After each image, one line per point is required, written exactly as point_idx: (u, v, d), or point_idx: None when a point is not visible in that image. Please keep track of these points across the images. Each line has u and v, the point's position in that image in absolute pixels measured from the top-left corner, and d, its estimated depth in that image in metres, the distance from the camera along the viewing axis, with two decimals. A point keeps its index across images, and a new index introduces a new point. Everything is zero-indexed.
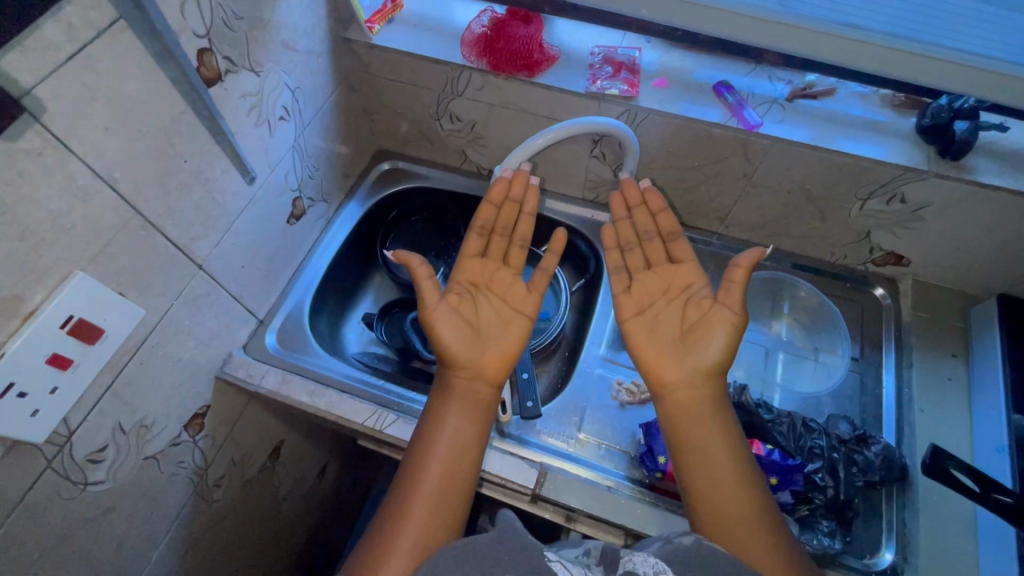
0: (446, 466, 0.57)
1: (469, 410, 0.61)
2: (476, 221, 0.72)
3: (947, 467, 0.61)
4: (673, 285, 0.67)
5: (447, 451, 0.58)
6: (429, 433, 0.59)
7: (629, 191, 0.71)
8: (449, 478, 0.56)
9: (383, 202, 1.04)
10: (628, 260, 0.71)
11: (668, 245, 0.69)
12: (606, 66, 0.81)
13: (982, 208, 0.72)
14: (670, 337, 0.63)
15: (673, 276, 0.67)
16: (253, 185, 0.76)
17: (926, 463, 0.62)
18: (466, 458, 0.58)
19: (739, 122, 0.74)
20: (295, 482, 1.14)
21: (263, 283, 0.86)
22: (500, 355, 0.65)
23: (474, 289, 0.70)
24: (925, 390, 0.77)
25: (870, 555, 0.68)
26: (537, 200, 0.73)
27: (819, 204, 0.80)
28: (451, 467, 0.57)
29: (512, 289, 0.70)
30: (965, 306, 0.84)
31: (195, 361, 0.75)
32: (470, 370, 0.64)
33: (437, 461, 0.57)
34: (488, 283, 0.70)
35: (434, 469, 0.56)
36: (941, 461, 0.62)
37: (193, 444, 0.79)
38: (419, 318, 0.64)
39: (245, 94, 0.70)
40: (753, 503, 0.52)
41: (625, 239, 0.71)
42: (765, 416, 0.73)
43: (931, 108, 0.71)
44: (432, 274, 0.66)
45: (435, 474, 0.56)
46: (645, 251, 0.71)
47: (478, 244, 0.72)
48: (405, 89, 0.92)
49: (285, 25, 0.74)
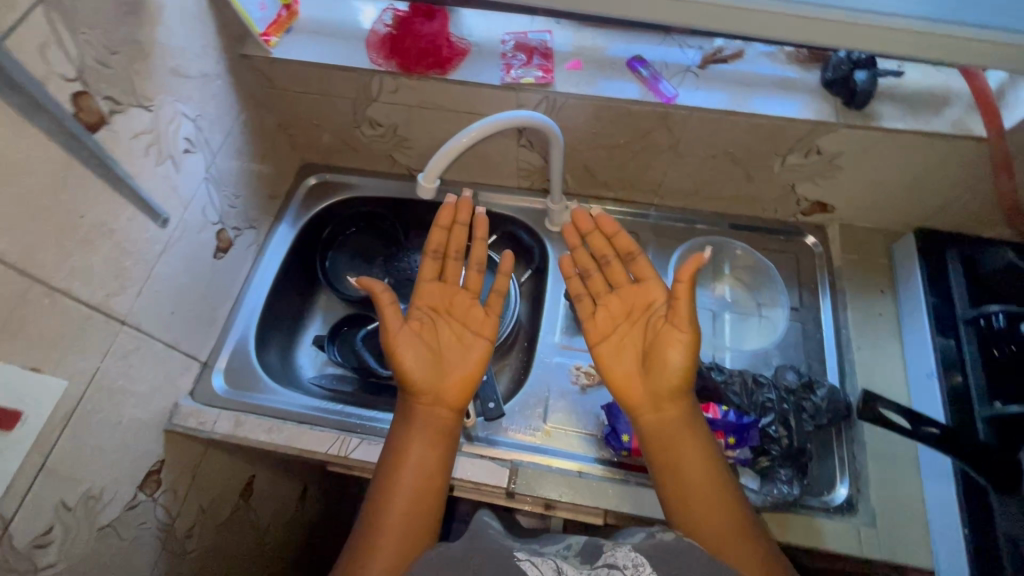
0: (415, 495, 0.58)
1: (432, 438, 0.61)
2: (428, 244, 0.69)
3: (878, 408, 0.65)
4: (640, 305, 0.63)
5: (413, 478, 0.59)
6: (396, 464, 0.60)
7: (580, 220, 0.68)
8: (416, 507, 0.57)
9: (315, 219, 0.99)
10: (590, 287, 0.66)
11: (630, 265, 0.65)
12: (519, 54, 0.79)
13: (891, 151, 0.75)
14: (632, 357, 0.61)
15: (634, 296, 0.63)
16: (167, 226, 0.72)
17: (860, 409, 0.66)
18: (432, 487, 0.59)
19: (657, 96, 0.75)
20: (276, 512, 1.11)
21: (199, 324, 0.82)
22: (462, 381, 0.64)
23: (435, 315, 0.68)
24: (860, 329, 0.82)
25: (827, 492, 0.72)
26: (487, 226, 0.70)
27: (743, 165, 0.82)
28: (417, 495, 0.58)
29: (472, 314, 0.68)
30: (888, 243, 0.88)
31: (138, 420, 0.72)
32: (433, 398, 0.63)
33: (405, 490, 0.58)
34: (448, 309, 0.69)
35: (400, 499, 0.57)
36: (873, 404, 0.65)
37: (153, 503, 0.76)
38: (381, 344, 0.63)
39: (138, 133, 0.65)
40: (722, 502, 0.53)
41: (583, 265, 0.67)
42: (718, 378, 0.76)
43: (831, 62, 0.74)
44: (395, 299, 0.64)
45: (403, 505, 0.57)
46: (605, 274, 0.66)
47: (434, 266, 0.69)
48: (317, 100, 0.87)
49: (171, 52, 0.69)
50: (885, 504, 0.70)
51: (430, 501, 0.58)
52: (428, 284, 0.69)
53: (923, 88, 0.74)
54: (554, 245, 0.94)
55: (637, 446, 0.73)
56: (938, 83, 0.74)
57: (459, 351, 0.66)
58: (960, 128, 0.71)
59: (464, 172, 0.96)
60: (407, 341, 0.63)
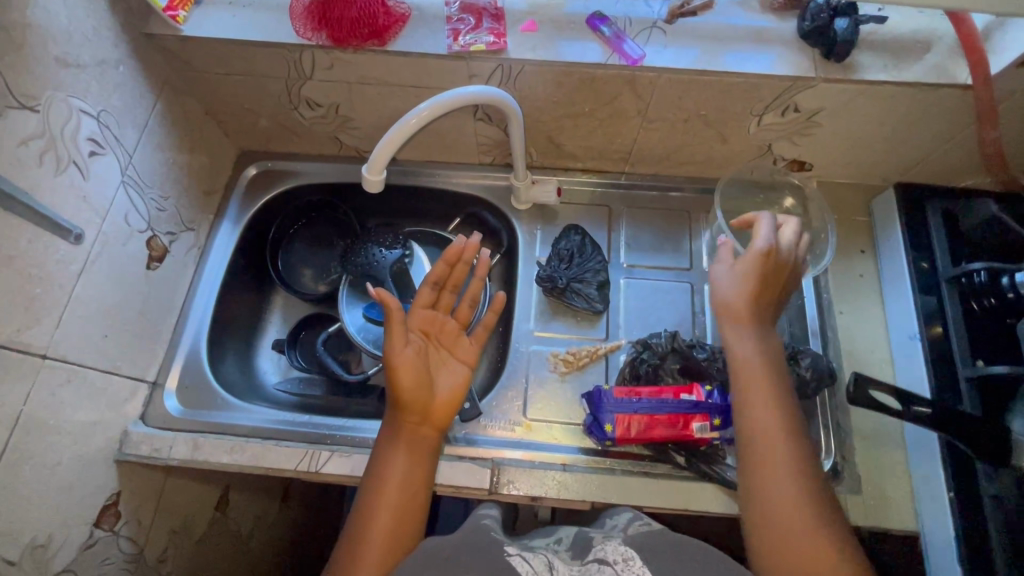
0: (395, 514, 0.55)
1: (411, 453, 0.58)
2: (430, 273, 0.65)
3: (866, 389, 0.64)
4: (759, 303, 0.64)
5: (396, 497, 0.56)
6: (378, 481, 0.56)
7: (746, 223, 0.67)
8: (397, 527, 0.54)
9: (260, 214, 0.91)
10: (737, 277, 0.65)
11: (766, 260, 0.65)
12: (466, 17, 0.70)
13: (872, 104, 0.70)
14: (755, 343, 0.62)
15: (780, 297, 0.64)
16: (82, 242, 0.64)
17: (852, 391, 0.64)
18: (413, 505, 0.56)
19: (622, 58, 0.68)
20: (259, 517, 1.04)
21: (140, 343, 0.75)
22: (448, 403, 0.61)
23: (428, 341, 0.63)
24: (840, 292, 0.79)
25: (812, 461, 0.72)
26: (489, 267, 0.69)
27: (717, 127, 0.77)
28: (398, 516, 0.55)
29: (462, 343, 0.65)
30: (867, 199, 0.85)
31: (82, 457, 0.66)
32: (422, 417, 0.59)
33: (386, 509, 0.55)
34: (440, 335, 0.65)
35: (381, 520, 0.54)
36: (863, 387, 0.64)
37: (115, 537, 0.71)
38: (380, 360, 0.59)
39: (25, 140, 0.56)
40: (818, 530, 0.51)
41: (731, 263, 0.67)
42: (700, 356, 0.74)
43: (810, 10, 0.67)
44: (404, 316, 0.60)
45: (385, 526, 0.54)
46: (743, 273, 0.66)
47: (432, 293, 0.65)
48: (244, 82, 0.77)
49: (53, 39, 0.58)
50: (869, 471, 0.70)
51: (411, 520, 0.55)
52: (426, 310, 0.65)
53: (903, 33, 0.68)
54: (521, 225, 0.88)
55: (621, 435, 0.70)
56: (919, 27, 0.69)
57: (449, 376, 0.62)
58: (943, 76, 0.66)
59: (419, 152, 0.88)
60: (404, 366, 0.59)
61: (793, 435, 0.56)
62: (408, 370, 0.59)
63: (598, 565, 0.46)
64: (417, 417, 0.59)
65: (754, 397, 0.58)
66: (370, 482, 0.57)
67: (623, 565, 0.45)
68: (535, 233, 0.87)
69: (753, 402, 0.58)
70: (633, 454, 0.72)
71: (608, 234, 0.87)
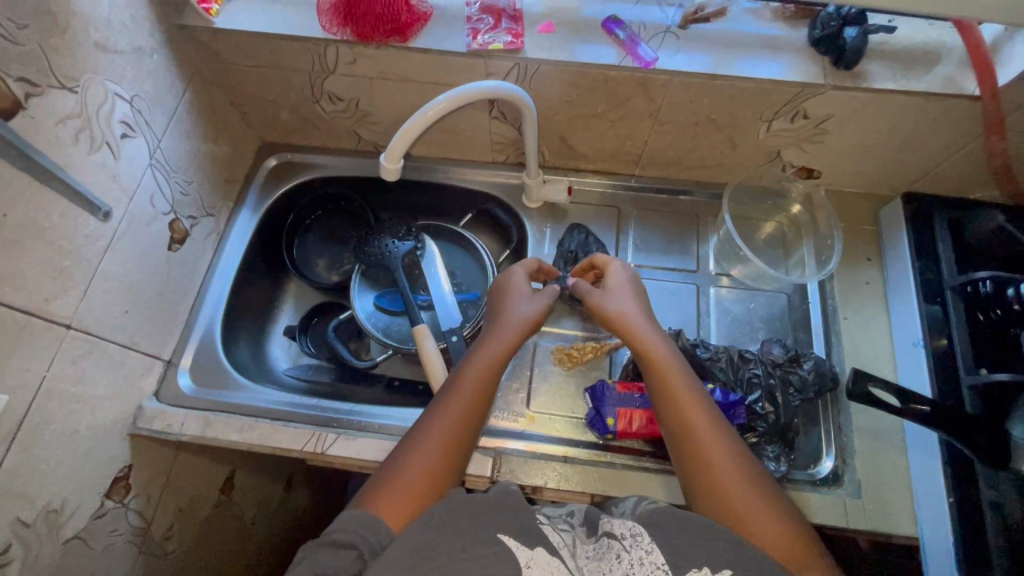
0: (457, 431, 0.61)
1: (486, 380, 0.65)
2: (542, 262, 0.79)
3: (868, 385, 0.65)
4: (631, 285, 0.73)
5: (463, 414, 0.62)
6: (453, 396, 0.63)
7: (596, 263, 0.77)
8: (454, 444, 0.60)
9: (278, 203, 0.93)
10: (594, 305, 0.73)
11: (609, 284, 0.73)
12: (485, 17, 0.73)
13: (881, 112, 0.71)
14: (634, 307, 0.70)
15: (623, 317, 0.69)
16: (110, 220, 0.66)
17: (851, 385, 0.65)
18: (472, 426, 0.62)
19: (635, 61, 0.70)
20: (262, 504, 1.06)
21: (158, 322, 0.77)
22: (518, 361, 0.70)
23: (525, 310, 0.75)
24: (845, 298, 0.80)
25: (812, 465, 0.72)
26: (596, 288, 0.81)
27: (727, 132, 0.78)
28: (461, 433, 0.61)
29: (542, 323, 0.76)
30: (875, 208, 0.86)
31: (98, 428, 0.68)
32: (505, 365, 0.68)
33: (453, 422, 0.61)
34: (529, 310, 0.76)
35: (445, 430, 0.60)
36: (864, 382, 0.65)
37: (124, 509, 0.73)
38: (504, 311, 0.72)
39: (64, 118, 0.59)
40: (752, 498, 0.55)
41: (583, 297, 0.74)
42: (703, 355, 0.75)
43: (821, 18, 0.69)
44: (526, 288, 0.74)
45: (447, 439, 0.60)
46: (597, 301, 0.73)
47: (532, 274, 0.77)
48: (270, 75, 0.80)
49: (95, 26, 0.62)
50: (870, 476, 0.70)
51: (467, 439, 0.62)
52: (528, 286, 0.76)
53: (913, 44, 0.70)
54: (532, 222, 0.89)
55: (623, 430, 0.71)
56: (930, 39, 0.70)
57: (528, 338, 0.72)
58: (952, 87, 0.67)
59: (434, 148, 0.91)
60: (530, 317, 0.71)
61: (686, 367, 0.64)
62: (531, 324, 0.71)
63: (607, 541, 0.52)
64: (502, 354, 0.67)
65: (645, 335, 0.66)
66: (442, 396, 0.63)
67: (631, 540, 0.50)
68: (545, 230, 0.89)
69: (648, 339, 0.66)
70: (634, 450, 0.73)
71: (617, 235, 0.88)
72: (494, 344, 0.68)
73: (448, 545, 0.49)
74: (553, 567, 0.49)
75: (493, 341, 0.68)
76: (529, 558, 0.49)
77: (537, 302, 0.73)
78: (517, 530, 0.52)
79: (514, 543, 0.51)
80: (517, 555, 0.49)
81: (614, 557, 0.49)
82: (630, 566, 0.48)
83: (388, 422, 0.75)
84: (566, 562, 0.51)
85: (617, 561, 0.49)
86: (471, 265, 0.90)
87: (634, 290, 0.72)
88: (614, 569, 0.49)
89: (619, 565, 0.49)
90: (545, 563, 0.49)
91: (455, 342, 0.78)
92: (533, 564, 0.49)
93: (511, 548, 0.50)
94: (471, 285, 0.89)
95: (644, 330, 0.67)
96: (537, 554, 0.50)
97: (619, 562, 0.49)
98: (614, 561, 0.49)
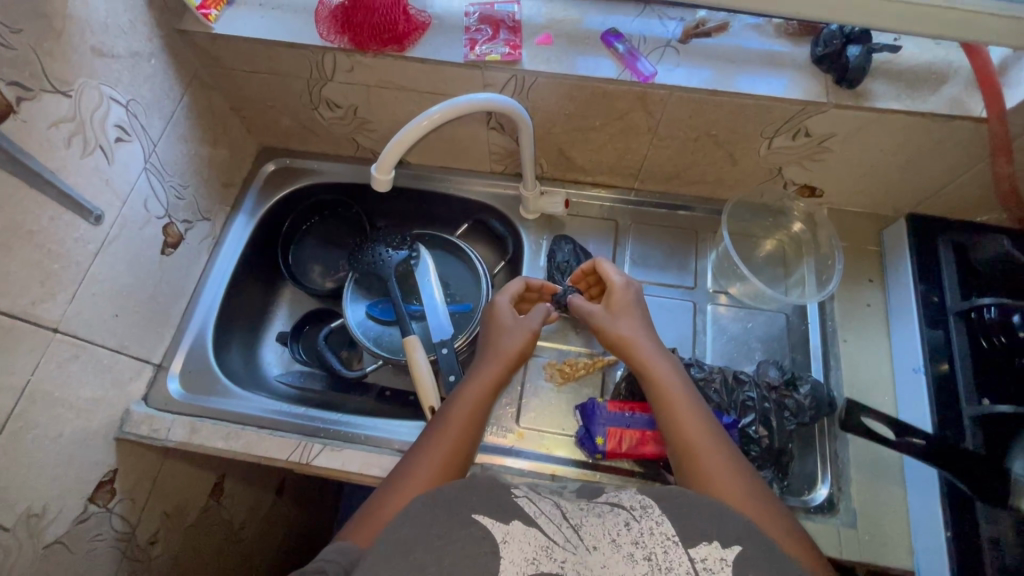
0: (449, 451, 0.60)
1: (478, 400, 0.64)
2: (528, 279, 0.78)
3: (856, 417, 0.66)
4: (626, 297, 0.71)
5: (456, 434, 0.61)
6: (446, 419, 0.63)
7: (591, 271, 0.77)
8: (447, 463, 0.59)
9: (275, 208, 0.93)
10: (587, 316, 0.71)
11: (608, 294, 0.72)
12: (484, 28, 0.72)
13: (885, 132, 0.70)
14: (630, 323, 0.68)
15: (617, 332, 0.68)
16: (101, 224, 0.66)
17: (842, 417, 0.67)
18: (465, 446, 0.61)
19: (634, 75, 0.69)
20: (253, 508, 1.05)
21: (149, 326, 0.77)
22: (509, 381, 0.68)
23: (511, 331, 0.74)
24: (845, 320, 0.78)
25: (806, 491, 0.70)
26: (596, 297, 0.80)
27: (727, 148, 0.77)
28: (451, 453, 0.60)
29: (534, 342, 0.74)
30: (878, 228, 0.84)
31: (83, 432, 0.67)
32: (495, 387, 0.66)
33: (444, 442, 0.60)
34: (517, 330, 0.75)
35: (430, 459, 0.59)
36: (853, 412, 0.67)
37: (108, 514, 0.72)
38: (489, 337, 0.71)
39: (57, 121, 0.58)
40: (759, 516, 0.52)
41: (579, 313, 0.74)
42: (697, 375, 0.73)
43: (824, 36, 0.68)
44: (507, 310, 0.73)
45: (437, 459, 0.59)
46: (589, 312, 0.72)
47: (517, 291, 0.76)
48: (268, 81, 0.80)
49: (91, 30, 0.62)
50: (865, 504, 0.68)
51: (460, 459, 0.60)
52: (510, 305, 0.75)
53: (919, 63, 0.68)
54: (528, 234, 0.88)
55: (612, 450, 0.69)
56: (936, 58, 0.68)
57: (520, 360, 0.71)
58: (958, 109, 0.66)
59: (432, 157, 0.90)
60: (523, 339, 0.70)
61: (687, 384, 0.62)
62: (525, 346, 0.70)
63: (614, 509, 0.50)
64: (497, 374, 0.67)
65: (645, 353, 0.65)
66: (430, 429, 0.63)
67: (641, 511, 0.49)
68: (542, 242, 0.88)
69: (645, 356, 0.65)
70: (624, 470, 0.71)
71: (614, 249, 0.87)
72: (491, 366, 0.67)
73: (423, 535, 0.47)
74: (531, 537, 0.47)
75: (491, 363, 0.68)
76: (505, 533, 0.47)
77: (527, 321, 0.72)
78: (494, 509, 0.49)
79: (491, 518, 0.48)
80: (491, 531, 0.47)
81: (622, 524, 0.48)
82: (639, 535, 0.47)
83: (376, 434, 0.74)
84: (547, 531, 0.48)
85: (626, 527, 0.48)
86: (465, 276, 0.89)
87: (633, 305, 0.70)
88: (621, 535, 0.47)
89: (627, 531, 0.47)
90: (521, 535, 0.47)
91: (444, 354, 0.77)
92: (510, 538, 0.47)
93: (486, 527, 0.47)
94: (464, 296, 0.88)
95: (642, 347, 0.65)
96: (515, 526, 0.48)
97: (627, 529, 0.48)
98: (622, 526, 0.48)
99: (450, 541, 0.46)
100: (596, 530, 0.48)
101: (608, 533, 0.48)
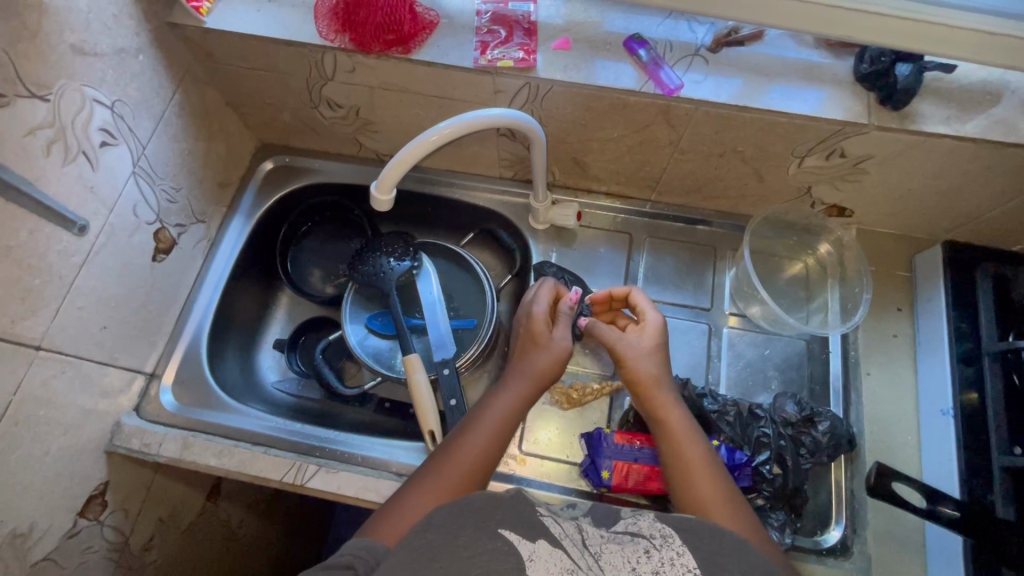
0: (478, 457, 0.56)
1: (507, 417, 0.60)
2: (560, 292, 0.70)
3: (891, 482, 0.62)
4: (660, 338, 0.65)
5: (487, 440, 0.57)
6: (477, 418, 0.59)
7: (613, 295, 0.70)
8: (473, 472, 0.55)
9: (273, 210, 0.89)
10: (609, 341, 0.65)
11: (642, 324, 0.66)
12: (496, 29, 0.67)
13: (928, 156, 0.64)
14: (656, 367, 0.63)
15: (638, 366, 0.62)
16: (86, 234, 0.63)
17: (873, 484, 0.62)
18: (488, 461, 0.56)
19: (657, 87, 0.63)
20: (253, 510, 1.01)
21: (139, 336, 0.74)
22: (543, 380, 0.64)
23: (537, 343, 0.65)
24: (869, 351, 0.74)
25: (819, 532, 0.67)
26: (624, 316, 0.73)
27: (754, 164, 0.72)
28: (476, 464, 0.55)
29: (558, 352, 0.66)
30: (910, 252, 0.79)
31: (70, 448, 0.65)
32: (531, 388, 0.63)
33: (469, 451, 0.56)
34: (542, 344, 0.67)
35: (463, 456, 0.55)
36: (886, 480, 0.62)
37: (100, 527, 0.70)
38: (523, 343, 0.66)
39: (33, 129, 0.55)
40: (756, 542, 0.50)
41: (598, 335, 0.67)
42: (711, 407, 0.69)
43: (869, 52, 0.62)
44: (546, 326, 0.66)
45: (463, 467, 0.55)
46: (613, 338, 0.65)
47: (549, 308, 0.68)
48: (265, 78, 0.75)
49: (70, 26, 0.58)
50: (882, 550, 0.65)
51: (487, 467, 0.56)
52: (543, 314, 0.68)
53: (971, 82, 0.62)
54: (537, 245, 0.84)
55: (618, 484, 0.67)
56: (990, 77, 0.63)
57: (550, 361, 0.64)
58: (1011, 134, 0.60)
59: (440, 160, 0.85)
60: (559, 360, 0.65)
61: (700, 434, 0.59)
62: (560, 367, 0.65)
63: (633, 537, 0.46)
64: (526, 394, 0.62)
65: (665, 406, 0.60)
66: (464, 425, 0.59)
67: (661, 540, 0.45)
68: (551, 255, 0.83)
69: (664, 411, 0.60)
70: (629, 503, 0.69)
71: (627, 264, 0.82)
72: (524, 381, 0.63)
73: (448, 543, 0.43)
74: (557, 560, 0.42)
75: (523, 380, 0.63)
76: (530, 552, 0.43)
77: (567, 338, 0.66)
78: (519, 524, 0.45)
79: (515, 535, 0.44)
80: (518, 548, 0.43)
81: (642, 552, 0.44)
82: (660, 564, 0.43)
83: (373, 456, 0.72)
84: (574, 556, 0.43)
85: (646, 556, 0.44)
86: (469, 288, 0.85)
87: (662, 349, 0.64)
88: (642, 564, 0.43)
89: (647, 561, 0.43)
90: (547, 556, 0.42)
91: (446, 374, 0.73)
92: (536, 557, 0.42)
93: (512, 543, 0.43)
94: (469, 310, 0.84)
95: (665, 396, 0.61)
96: (540, 546, 0.43)
97: (648, 558, 0.43)
98: (642, 555, 0.44)
99: (477, 555, 0.42)
100: (617, 558, 0.44)
101: (628, 562, 0.43)
